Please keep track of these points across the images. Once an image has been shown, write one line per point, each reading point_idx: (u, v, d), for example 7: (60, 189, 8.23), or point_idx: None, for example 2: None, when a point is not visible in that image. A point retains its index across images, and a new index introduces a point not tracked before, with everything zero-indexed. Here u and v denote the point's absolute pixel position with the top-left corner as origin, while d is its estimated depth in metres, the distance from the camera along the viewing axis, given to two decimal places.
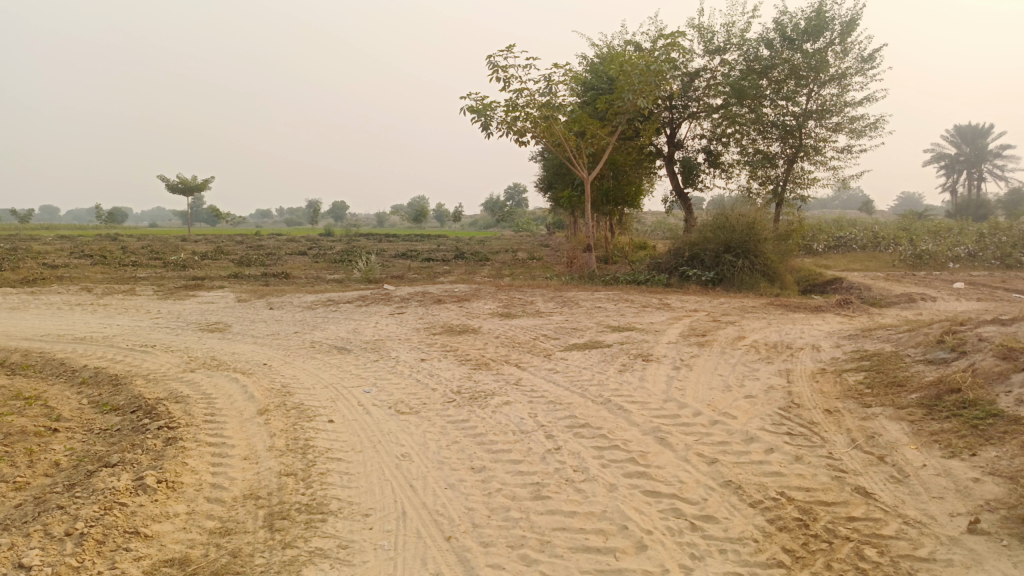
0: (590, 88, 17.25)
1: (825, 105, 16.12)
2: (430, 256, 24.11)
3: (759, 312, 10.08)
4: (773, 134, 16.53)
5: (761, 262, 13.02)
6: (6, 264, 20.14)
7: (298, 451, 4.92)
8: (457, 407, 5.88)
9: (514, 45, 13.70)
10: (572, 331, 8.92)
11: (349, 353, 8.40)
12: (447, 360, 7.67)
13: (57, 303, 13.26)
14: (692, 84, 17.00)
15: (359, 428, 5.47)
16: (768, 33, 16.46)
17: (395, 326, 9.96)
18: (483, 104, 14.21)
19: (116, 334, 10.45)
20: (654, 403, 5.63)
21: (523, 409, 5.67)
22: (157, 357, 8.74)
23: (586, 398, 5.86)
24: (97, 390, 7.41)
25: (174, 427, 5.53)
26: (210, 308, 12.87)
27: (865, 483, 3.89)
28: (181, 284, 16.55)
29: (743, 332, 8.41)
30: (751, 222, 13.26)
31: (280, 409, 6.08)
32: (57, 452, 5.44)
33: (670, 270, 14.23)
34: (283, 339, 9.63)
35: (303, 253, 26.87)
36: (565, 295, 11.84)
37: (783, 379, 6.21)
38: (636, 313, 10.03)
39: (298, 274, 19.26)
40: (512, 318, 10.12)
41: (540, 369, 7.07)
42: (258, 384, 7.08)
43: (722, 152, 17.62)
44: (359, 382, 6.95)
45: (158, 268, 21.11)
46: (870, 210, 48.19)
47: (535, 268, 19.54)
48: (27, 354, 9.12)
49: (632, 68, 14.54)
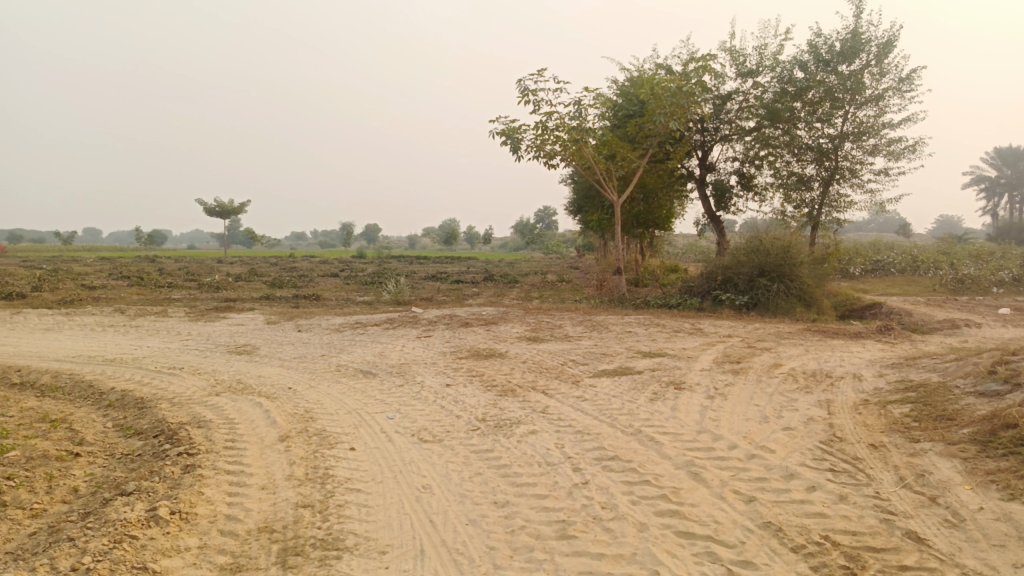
0: (620, 111, 17.15)
1: (862, 127, 15.75)
2: (459, 278, 24.08)
3: (795, 338, 9.74)
4: (808, 156, 16.20)
5: (797, 287, 12.67)
6: (45, 285, 20.58)
7: (317, 481, 4.78)
8: (482, 435, 5.70)
9: (545, 70, 13.16)
10: (602, 357, 8.69)
11: (373, 378, 8.28)
12: (472, 385, 7.51)
13: (90, 324, 13.42)
14: (724, 107, 16.79)
15: (380, 457, 5.31)
16: (803, 54, 16.20)
17: (422, 350, 9.84)
18: (512, 128, 14.15)
19: (145, 356, 10.49)
20: (687, 434, 5.38)
21: (549, 439, 5.47)
22: (183, 380, 8.71)
23: (615, 428, 5.64)
24: (122, 413, 7.38)
25: (194, 454, 5.43)
26: (239, 330, 12.91)
27: (917, 527, 3.61)
28: (213, 306, 16.70)
29: (780, 360, 8.11)
30: (786, 245, 12.93)
31: (301, 435, 5.95)
32: (77, 478, 5.37)
33: (702, 294, 13.93)
34: (309, 363, 9.56)
35: (334, 275, 27.08)
36: (594, 319, 11.62)
37: (824, 411, 5.91)
38: (667, 338, 9.77)
39: (328, 296, 19.31)
40: (540, 342, 9.93)
41: (568, 396, 6.85)
42: (280, 408, 6.98)
43: (755, 175, 17.33)
44: (382, 408, 6.80)
45: (192, 290, 21.38)
46: (908, 232, 47.15)
47: (564, 291, 19.34)
48: (57, 375, 9.19)
49: (664, 91, 14.38)
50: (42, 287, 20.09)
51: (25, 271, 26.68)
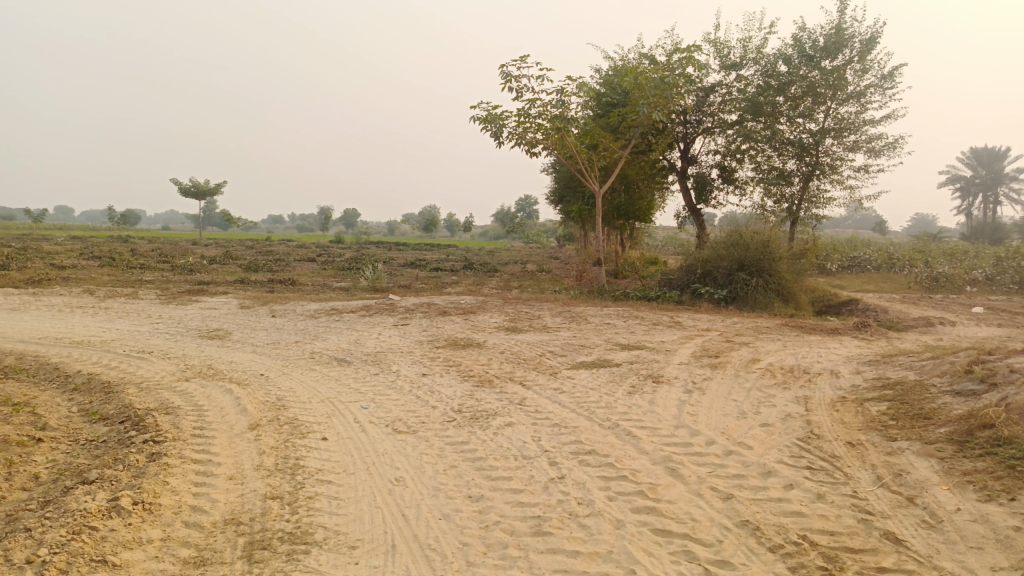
0: (604, 100, 17.06)
1: (843, 123, 15.81)
2: (438, 266, 23.91)
3: (773, 333, 9.76)
4: (789, 151, 16.24)
5: (776, 281, 12.71)
6: (13, 264, 20.07)
7: (287, 472, 4.65)
8: (457, 427, 5.60)
9: (527, 56, 13.35)
10: (580, 348, 8.63)
11: (348, 366, 8.14)
12: (449, 375, 7.40)
13: (58, 305, 13.09)
14: (707, 100, 16.81)
15: (353, 448, 5.20)
16: (787, 48, 16.20)
17: (399, 338, 9.71)
18: (494, 114, 13.99)
19: (114, 339, 10.24)
20: (665, 429, 5.33)
21: (526, 432, 5.39)
22: (153, 365, 8.50)
23: (593, 421, 5.58)
24: (88, 398, 7.17)
25: (161, 441, 5.27)
26: (212, 314, 12.67)
27: (894, 528, 3.58)
28: (186, 289, 16.39)
29: (758, 355, 8.10)
30: (766, 240, 12.96)
31: (272, 424, 5.80)
32: (38, 464, 5.19)
33: (681, 287, 13.93)
34: (283, 349, 9.39)
35: (312, 260, 26.76)
36: (574, 310, 11.55)
37: (801, 407, 5.90)
38: (646, 331, 9.73)
39: (305, 281, 19.05)
40: (518, 333, 9.84)
41: (545, 388, 6.78)
42: (252, 396, 6.82)
43: (736, 168, 17.36)
44: (357, 397, 6.67)
45: (165, 272, 20.98)
46: (883, 230, 47.68)
47: (544, 281, 19.27)
48: (21, 357, 8.93)
49: (647, 81, 14.30)
50: (9, 266, 19.59)
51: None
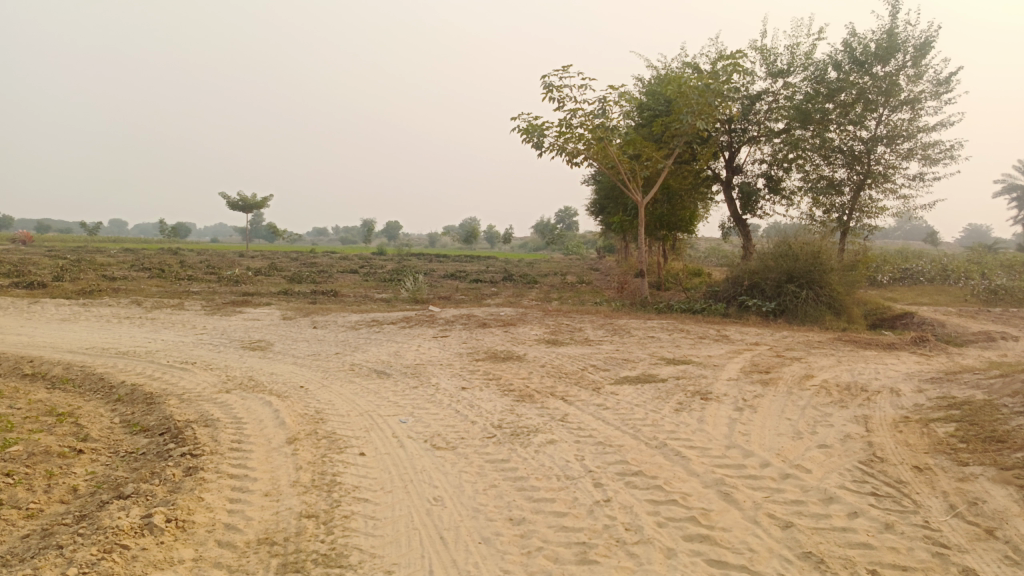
0: (646, 109, 16.81)
1: (896, 130, 15.26)
2: (478, 278, 23.84)
3: (826, 347, 9.37)
4: (839, 159, 15.75)
5: (827, 294, 12.27)
6: (67, 275, 20.64)
7: (323, 489, 4.52)
8: (497, 444, 5.42)
9: (571, 65, 13.35)
10: (623, 362, 8.38)
11: (387, 378, 8.04)
12: (489, 390, 7.23)
13: (107, 316, 13.32)
14: (753, 108, 16.44)
15: (391, 464, 5.06)
16: (836, 54, 15.74)
17: (438, 350, 9.59)
18: (535, 125, 13.87)
19: (159, 349, 10.35)
20: (716, 449, 5.07)
21: (568, 450, 5.18)
22: (195, 376, 8.54)
23: (639, 440, 5.34)
24: (130, 408, 7.21)
25: (198, 455, 5.21)
26: (255, 325, 12.75)
27: (975, 564, 3.28)
28: (230, 300, 16.61)
29: (811, 370, 7.75)
30: (816, 251, 12.53)
31: (309, 438, 5.71)
32: (78, 477, 5.17)
33: (727, 299, 13.55)
34: (323, 361, 9.36)
35: (354, 272, 26.97)
36: (616, 323, 11.31)
37: (861, 427, 5.58)
38: (692, 345, 9.43)
39: (346, 292, 19.15)
40: (559, 346, 9.63)
41: (588, 404, 6.56)
42: (291, 408, 6.75)
43: (783, 178, 16.90)
44: (395, 411, 6.55)
45: (211, 283, 21.35)
46: (935, 240, 46.14)
47: (584, 293, 19.01)
48: (69, 367, 9.06)
49: (691, 89, 14.03)
50: (63, 277, 20.13)
51: (50, 261, 26.87)
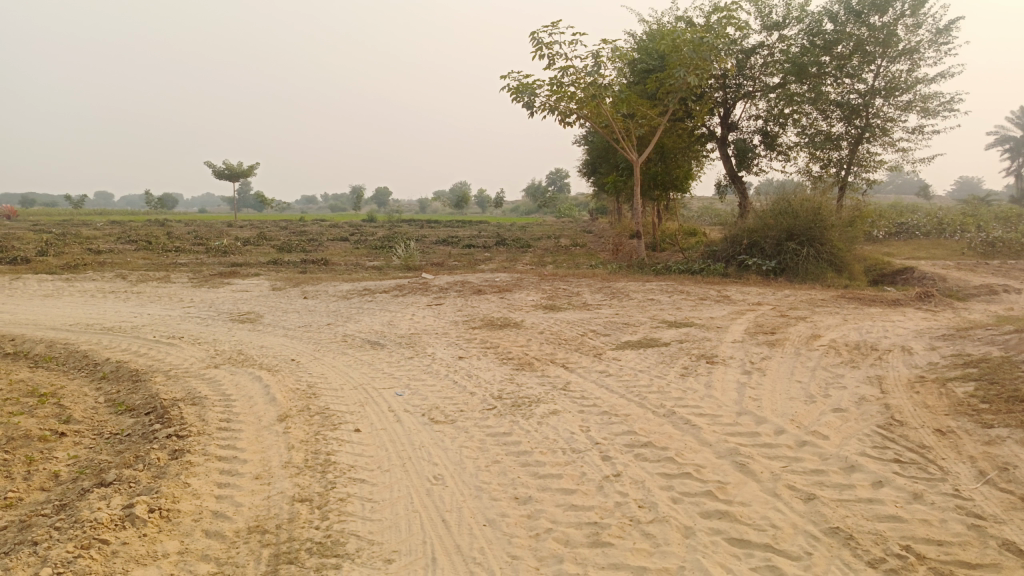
0: (639, 66, 16.34)
1: (895, 82, 14.84)
2: (470, 243, 23.48)
3: (830, 305, 9.15)
4: (836, 113, 15.37)
5: (828, 251, 12.05)
6: (51, 249, 20.16)
7: (317, 470, 4.29)
8: (498, 416, 5.18)
9: (560, 22, 12.70)
10: (625, 327, 8.14)
11: (382, 349, 7.77)
12: (487, 359, 6.98)
13: (91, 291, 12.95)
14: (748, 62, 16.00)
15: (388, 440, 4.83)
16: (832, 5, 15.20)
17: (433, 319, 9.32)
18: (526, 84, 13.42)
19: (144, 324, 10.04)
20: (727, 417, 4.85)
21: (573, 421, 4.95)
22: (182, 351, 8.25)
23: (646, 408, 5.12)
24: (115, 388, 6.94)
25: (184, 436, 4.94)
26: (244, 297, 12.41)
27: (1014, 537, 3.08)
28: (218, 271, 16.21)
29: (818, 330, 7.53)
30: (817, 207, 12.24)
31: (302, 414, 5.46)
32: (59, 462, 4.92)
33: (726, 259, 13.30)
34: (314, 332, 9.07)
35: (344, 239, 26.55)
36: (614, 286, 11.05)
37: (876, 389, 5.37)
38: (693, 306, 9.20)
39: (337, 261, 18.76)
40: (557, 311, 9.38)
41: (591, 371, 6.33)
42: (282, 383, 6.49)
43: (779, 133, 16.53)
44: (390, 383, 6.30)
45: (200, 254, 20.90)
46: (928, 194, 45.86)
47: (579, 256, 18.72)
48: (51, 345, 8.75)
49: (685, 43, 13.58)
50: (47, 252, 19.65)
51: (34, 235, 26.33)
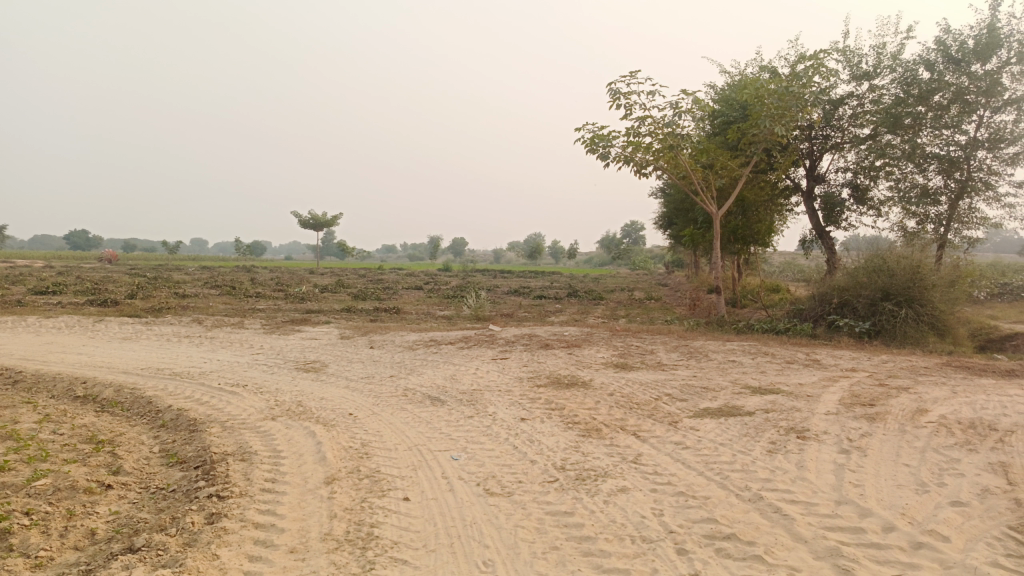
0: (720, 118, 15.89)
1: (999, 133, 13.79)
2: (542, 294, 23.14)
3: (935, 375, 8.25)
4: (933, 167, 14.38)
5: (928, 313, 11.08)
6: (141, 292, 21.01)
7: (357, 546, 3.88)
8: (560, 491, 4.68)
9: (639, 71, 12.14)
10: (702, 391, 7.52)
11: (442, 406, 7.40)
12: (551, 422, 6.50)
13: (168, 335, 13.22)
14: (836, 113, 15.30)
15: (438, 512, 4.40)
16: (927, 53, 14.33)
17: (497, 374, 8.92)
18: (601, 135, 13.14)
19: (212, 370, 10.06)
20: (823, 506, 4.22)
21: (643, 502, 4.41)
22: (243, 400, 8.11)
23: (728, 490, 4.53)
24: (172, 437, 6.80)
25: (225, 497, 4.66)
26: (313, 345, 12.38)
27: None
28: (292, 318, 16.40)
29: (923, 403, 6.72)
30: (915, 265, 11.30)
31: (350, 477, 5.09)
32: (99, 518, 4.71)
33: (814, 319, 12.44)
34: (376, 384, 8.81)
35: (418, 288, 26.69)
36: (690, 345, 10.40)
37: (1002, 479, 4.61)
38: (779, 371, 8.48)
39: (408, 310, 18.72)
40: (629, 370, 8.82)
41: (665, 442, 5.76)
42: (335, 440, 6.16)
43: (870, 187, 15.62)
44: (447, 445, 5.89)
45: (278, 300, 21.37)
46: None
47: (653, 310, 18.06)
48: (120, 389, 8.80)
49: (769, 92, 13.06)
50: (136, 295, 20.48)
51: (129, 279, 27.65)
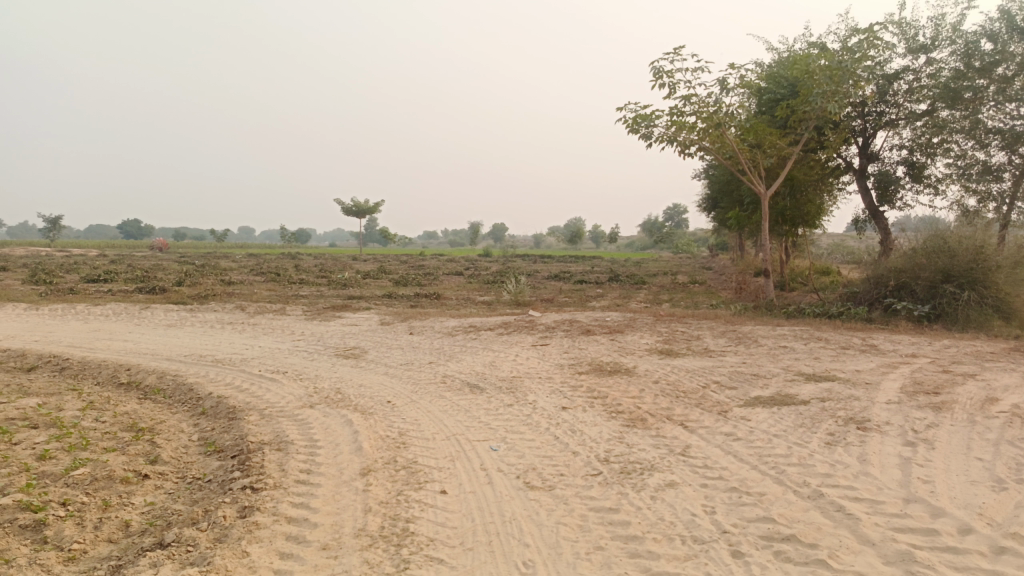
0: (766, 95, 15.28)
1: None
2: (583, 278, 22.83)
3: (1003, 360, 7.75)
4: (996, 142, 13.57)
5: (993, 296, 10.49)
6: (187, 280, 21.35)
7: (391, 543, 3.72)
8: (604, 485, 4.45)
9: (684, 47, 11.57)
10: (752, 379, 7.17)
11: (481, 394, 7.22)
12: (594, 411, 6.26)
13: (211, 321, 13.34)
14: (891, 88, 14.54)
15: (476, 507, 4.21)
16: (990, 23, 13.48)
17: (538, 361, 8.70)
18: (643, 114, 12.73)
19: (253, 356, 10.06)
20: (890, 505, 3.90)
21: (694, 498, 4.15)
22: (282, 387, 8.07)
23: (785, 487, 4.24)
24: (211, 425, 6.76)
25: (259, 489, 4.55)
26: (353, 331, 12.35)
27: None
28: (333, 304, 16.44)
29: (994, 392, 6.27)
30: (978, 245, 10.69)
31: (386, 468, 4.94)
32: (134, 509, 4.64)
33: (868, 302, 11.90)
34: (415, 371, 8.68)
35: (459, 274, 26.61)
36: (738, 330, 10.01)
37: None
38: (833, 357, 8.08)
39: (449, 296, 18.61)
40: (674, 357, 8.50)
41: (714, 432, 5.47)
42: (372, 430, 6.01)
43: (927, 164, 14.86)
44: (486, 436, 5.70)
45: (320, 286, 21.51)
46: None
47: (698, 294, 17.62)
48: (162, 376, 8.85)
49: (820, 67, 12.47)
50: (183, 282, 20.83)
51: (177, 267, 28.21)
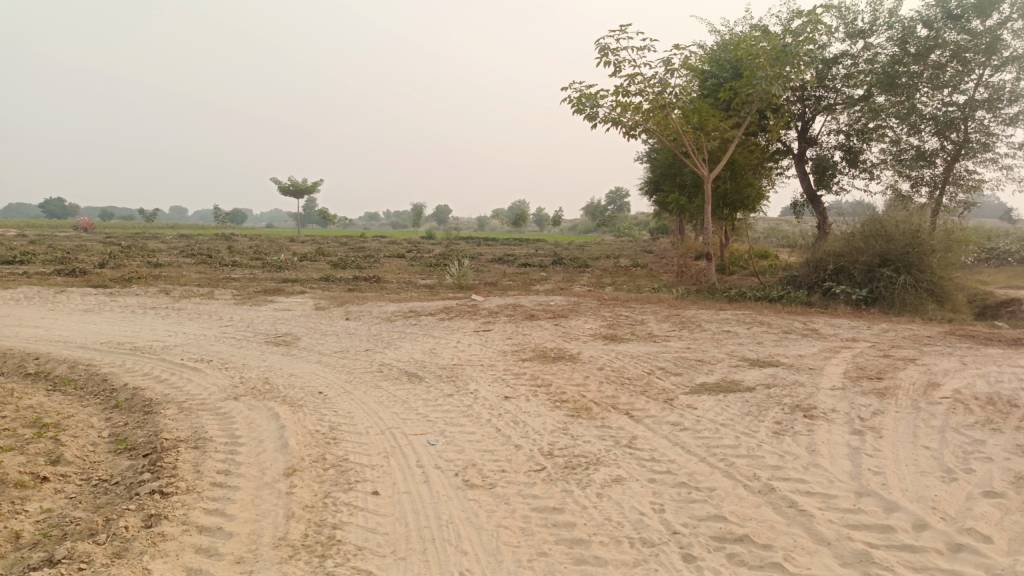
0: (710, 79, 15.25)
1: (998, 92, 13.03)
2: (527, 261, 22.62)
3: (939, 344, 7.84)
4: (929, 128, 13.83)
5: (926, 280, 10.68)
6: (111, 262, 20.18)
7: (315, 554, 3.37)
8: (548, 482, 4.18)
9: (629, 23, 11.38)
10: (697, 365, 7.04)
11: (419, 383, 6.88)
12: (537, 400, 6.00)
13: (133, 306, 12.54)
14: (830, 72, 14.68)
15: (409, 509, 3.90)
16: (926, 10, 13.64)
17: (480, 348, 8.40)
18: (589, 94, 12.48)
19: (176, 344, 9.45)
20: (843, 499, 3.76)
21: (641, 495, 3.93)
22: (205, 378, 7.53)
23: (735, 481, 4.06)
24: (125, 420, 6.23)
25: (169, 494, 4.12)
26: (285, 316, 11.79)
27: None
28: (267, 288, 15.73)
29: (934, 376, 6.28)
30: (914, 230, 10.87)
31: (313, 467, 4.56)
32: (26, 517, 4.13)
33: (808, 286, 11.99)
34: (350, 359, 8.26)
35: (401, 256, 26.01)
36: (682, 314, 9.92)
37: None
38: (776, 342, 8.02)
39: (389, 279, 18.09)
40: (618, 342, 8.33)
41: (661, 422, 5.28)
42: (300, 424, 5.61)
43: (863, 149, 15.11)
44: (423, 429, 5.36)
45: (254, 269, 20.65)
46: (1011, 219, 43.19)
47: (640, 278, 17.61)
48: (74, 365, 8.18)
49: (764, 50, 12.42)
50: (106, 264, 19.67)
51: (102, 247, 26.75)
